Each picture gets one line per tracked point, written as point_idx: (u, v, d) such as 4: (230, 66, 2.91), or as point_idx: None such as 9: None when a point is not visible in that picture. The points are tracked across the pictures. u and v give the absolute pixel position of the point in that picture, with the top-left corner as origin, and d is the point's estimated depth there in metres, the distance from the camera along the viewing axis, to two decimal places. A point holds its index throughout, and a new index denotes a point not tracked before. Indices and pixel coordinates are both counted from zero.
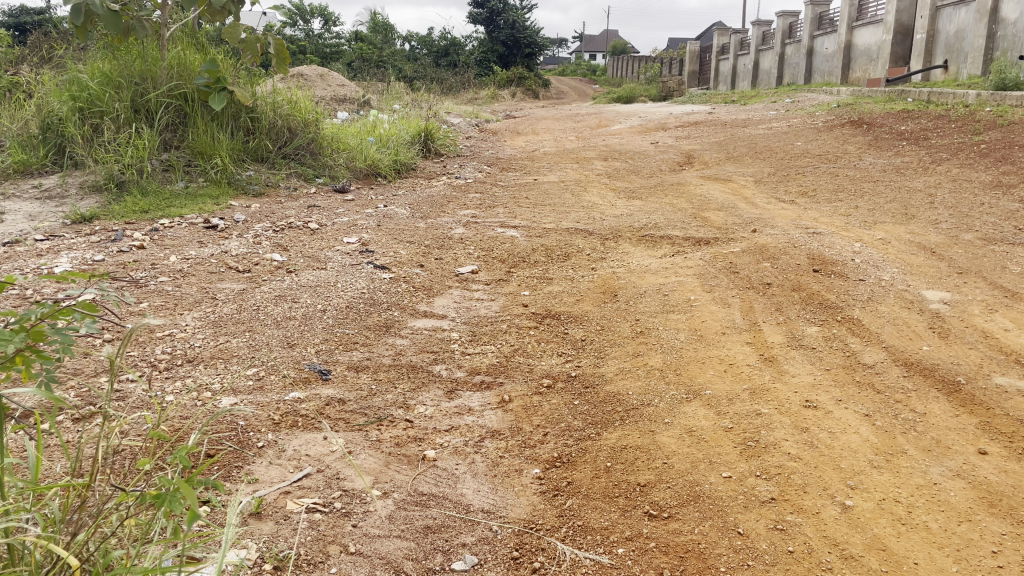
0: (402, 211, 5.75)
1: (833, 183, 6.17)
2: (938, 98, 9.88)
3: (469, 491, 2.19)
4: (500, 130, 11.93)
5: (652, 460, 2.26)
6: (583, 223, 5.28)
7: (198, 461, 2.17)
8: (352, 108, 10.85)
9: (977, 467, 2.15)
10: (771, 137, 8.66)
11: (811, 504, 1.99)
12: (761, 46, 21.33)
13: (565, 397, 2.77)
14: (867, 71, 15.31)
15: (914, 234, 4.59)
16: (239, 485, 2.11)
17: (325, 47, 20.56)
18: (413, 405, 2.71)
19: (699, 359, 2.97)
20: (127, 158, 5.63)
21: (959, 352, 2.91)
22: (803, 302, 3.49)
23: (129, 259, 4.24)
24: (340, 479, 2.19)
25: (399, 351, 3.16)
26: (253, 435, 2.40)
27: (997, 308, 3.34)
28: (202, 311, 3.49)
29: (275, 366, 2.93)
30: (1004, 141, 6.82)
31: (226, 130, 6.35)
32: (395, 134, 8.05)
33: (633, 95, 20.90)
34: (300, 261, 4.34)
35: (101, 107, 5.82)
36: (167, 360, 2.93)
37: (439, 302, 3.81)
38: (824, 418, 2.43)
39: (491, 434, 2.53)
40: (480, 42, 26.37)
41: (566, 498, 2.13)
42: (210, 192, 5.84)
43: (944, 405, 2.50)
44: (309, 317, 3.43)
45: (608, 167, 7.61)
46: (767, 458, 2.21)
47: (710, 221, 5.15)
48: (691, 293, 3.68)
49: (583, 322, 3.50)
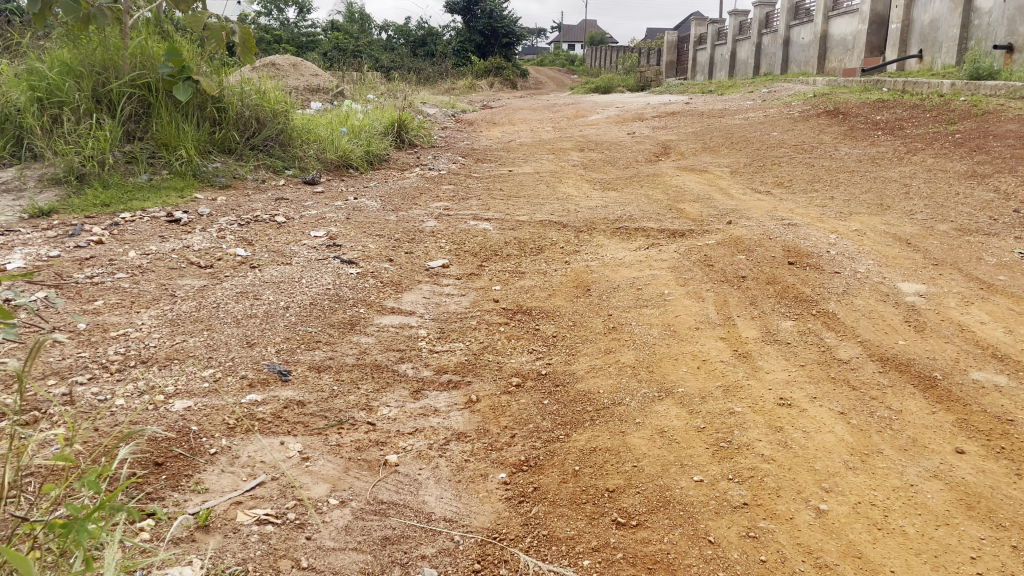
0: (373, 204, 5.62)
1: (809, 174, 6.13)
2: (913, 88, 9.89)
3: (431, 498, 2.10)
4: (476, 120, 11.78)
5: (621, 463, 2.18)
6: (557, 215, 5.19)
7: (145, 475, 2.09)
8: (325, 98, 10.67)
9: (955, 467, 2.09)
10: (747, 127, 8.61)
11: (785, 508, 1.92)
12: (738, 36, 21.31)
13: (535, 396, 2.68)
14: (843, 61, 15.32)
15: (889, 225, 4.54)
16: (186, 498, 2.02)
17: (302, 36, 20.02)
18: (376, 407, 2.61)
19: (672, 355, 2.89)
20: (88, 150, 5.45)
21: (935, 346, 2.86)
22: (778, 296, 3.43)
23: (87, 255, 4.10)
24: (294, 487, 2.10)
25: (364, 349, 3.06)
26: (206, 441, 2.30)
27: (973, 300, 3.30)
28: (160, 309, 3.36)
29: (234, 366, 2.82)
30: (978, 131, 6.81)
31: (191, 121, 6.19)
32: (368, 125, 7.90)
33: (610, 86, 20.79)
34: (265, 255, 4.21)
35: (61, 97, 5.64)
36: (120, 361, 2.81)
37: (408, 298, 3.70)
38: (798, 417, 2.36)
39: (457, 436, 2.44)
40: (457, 32, 26.08)
41: (531, 506, 2.04)
42: (175, 184, 5.69)
43: (920, 402, 2.44)
44: (270, 315, 3.31)
45: (584, 158, 7.53)
46: (739, 460, 2.14)
47: (685, 213, 5.07)
48: (666, 287, 3.61)
49: (555, 318, 3.41)
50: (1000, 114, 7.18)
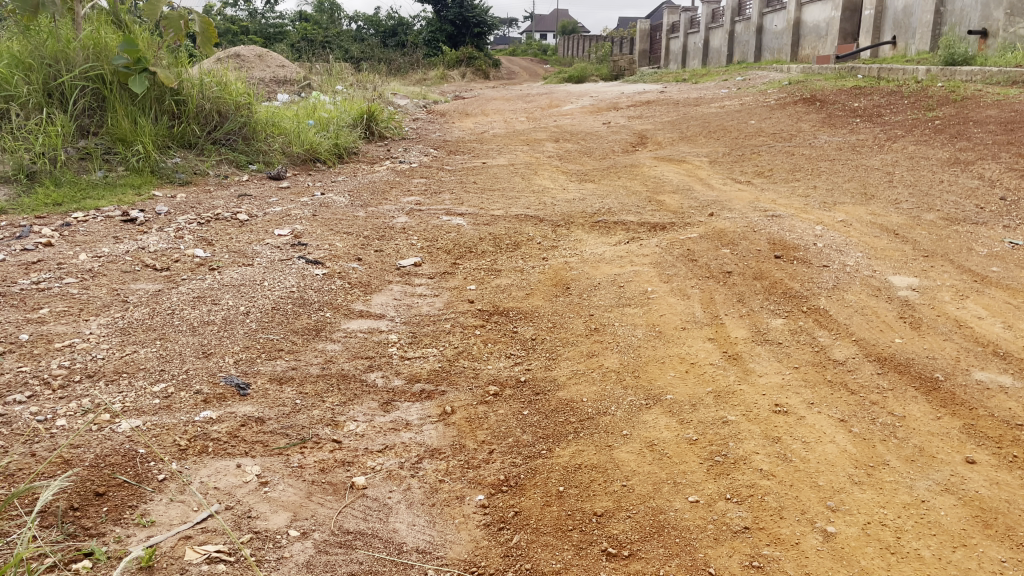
0: (341, 199, 5.39)
1: (789, 162, 6.00)
2: (889, 74, 9.82)
3: (402, 526, 1.92)
4: (448, 111, 11.52)
5: (609, 483, 2.01)
6: (534, 209, 5.01)
7: (84, 512, 1.88)
8: (292, 90, 10.36)
9: (966, 480, 1.94)
10: (724, 116, 8.47)
11: (789, 532, 1.76)
12: (711, 23, 21.19)
13: (513, 407, 2.50)
14: (816, 48, 15.25)
15: (875, 215, 4.41)
16: (128, 533, 1.83)
17: (270, 27, 19.55)
18: (343, 422, 2.42)
19: (658, 358, 2.72)
20: (38, 146, 5.16)
21: (933, 344, 2.71)
22: (766, 292, 3.27)
23: (34, 258, 3.84)
24: (250, 517, 1.91)
25: (330, 358, 2.85)
26: (154, 466, 2.10)
27: (968, 294, 3.17)
28: (110, 316, 3.13)
29: (187, 380, 2.61)
30: (958, 117, 6.72)
31: (149, 115, 5.92)
32: (336, 117, 7.66)
33: (584, 77, 20.60)
34: (226, 256, 3.98)
35: (9, 90, 5.35)
36: (63, 376, 2.58)
37: (377, 300, 3.50)
38: (796, 425, 2.21)
39: (430, 453, 2.26)
40: (428, 22, 25.68)
41: (512, 534, 1.87)
42: (132, 181, 5.42)
43: (924, 406, 2.29)
44: (229, 322, 3.09)
45: (560, 149, 7.35)
46: (737, 477, 1.98)
47: (665, 205, 4.91)
48: (649, 284, 3.43)
49: (533, 319, 3.23)
50: (979, 99, 7.10)
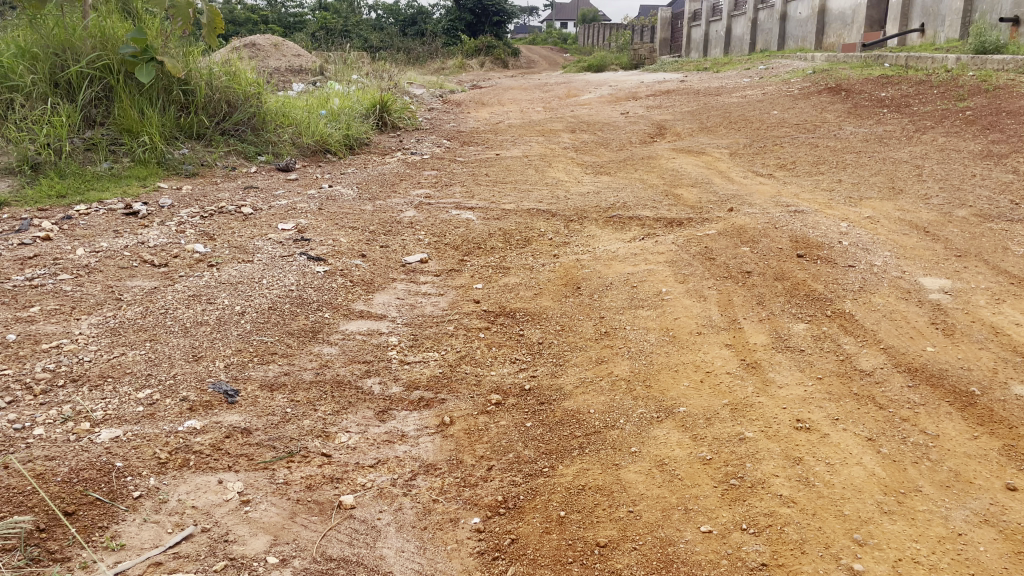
0: (348, 192, 5.26)
1: (813, 154, 5.79)
2: (917, 62, 9.50)
3: (389, 553, 1.78)
4: (465, 101, 11.34)
5: (614, 508, 1.85)
6: (546, 203, 4.84)
7: (49, 534, 1.75)
8: (308, 78, 10.23)
9: (1007, 510, 1.77)
10: (746, 106, 8.24)
11: (810, 570, 1.61)
12: (733, 12, 20.81)
13: (516, 418, 2.35)
14: (842, 36, 14.88)
15: (903, 211, 4.21)
16: (93, 559, 1.70)
17: (289, 17, 19.64)
18: (334, 434, 2.28)
19: (671, 366, 2.56)
20: (42, 136, 5.06)
21: (967, 354, 2.52)
22: (788, 294, 3.09)
23: (30, 252, 3.74)
24: (227, 541, 1.78)
25: (326, 362, 2.71)
26: (130, 482, 1.97)
27: (1005, 297, 2.97)
28: (102, 316, 3.01)
29: (174, 386, 2.48)
30: (991, 107, 6.46)
31: (156, 105, 5.80)
32: (348, 107, 7.52)
33: (602, 64, 20.33)
34: (227, 252, 3.85)
35: (14, 80, 5.26)
36: (47, 381, 2.46)
37: (379, 300, 3.36)
38: (819, 444, 2.04)
39: (425, 469, 2.12)
40: (448, 11, 25.51)
41: (507, 565, 1.73)
42: (137, 173, 5.31)
43: (959, 425, 2.11)
44: (223, 323, 2.96)
45: (576, 139, 7.17)
46: (754, 503, 1.82)
47: (683, 199, 4.73)
48: (664, 285, 3.26)
49: (541, 322, 3.07)
50: (1012, 89, 6.83)
